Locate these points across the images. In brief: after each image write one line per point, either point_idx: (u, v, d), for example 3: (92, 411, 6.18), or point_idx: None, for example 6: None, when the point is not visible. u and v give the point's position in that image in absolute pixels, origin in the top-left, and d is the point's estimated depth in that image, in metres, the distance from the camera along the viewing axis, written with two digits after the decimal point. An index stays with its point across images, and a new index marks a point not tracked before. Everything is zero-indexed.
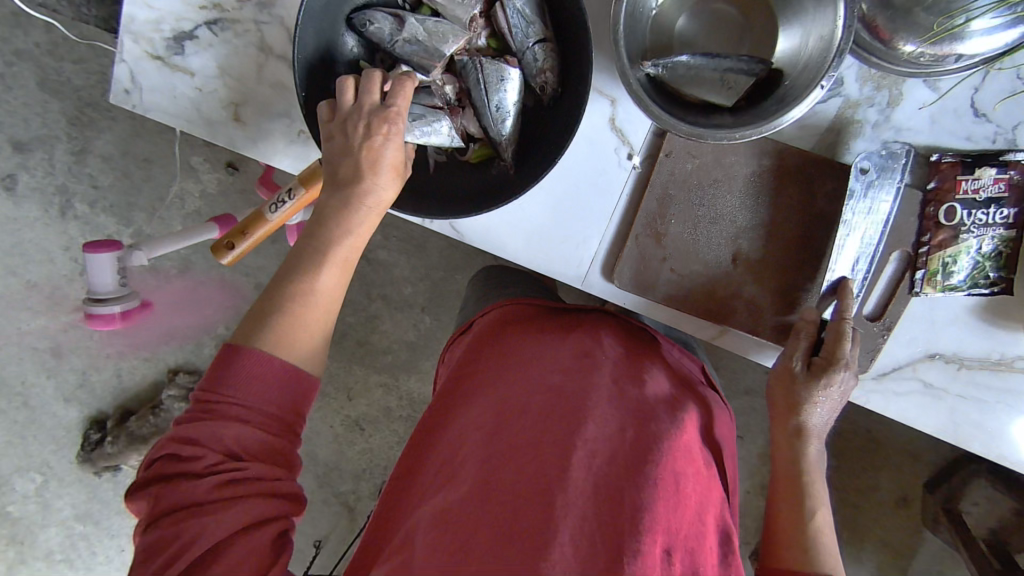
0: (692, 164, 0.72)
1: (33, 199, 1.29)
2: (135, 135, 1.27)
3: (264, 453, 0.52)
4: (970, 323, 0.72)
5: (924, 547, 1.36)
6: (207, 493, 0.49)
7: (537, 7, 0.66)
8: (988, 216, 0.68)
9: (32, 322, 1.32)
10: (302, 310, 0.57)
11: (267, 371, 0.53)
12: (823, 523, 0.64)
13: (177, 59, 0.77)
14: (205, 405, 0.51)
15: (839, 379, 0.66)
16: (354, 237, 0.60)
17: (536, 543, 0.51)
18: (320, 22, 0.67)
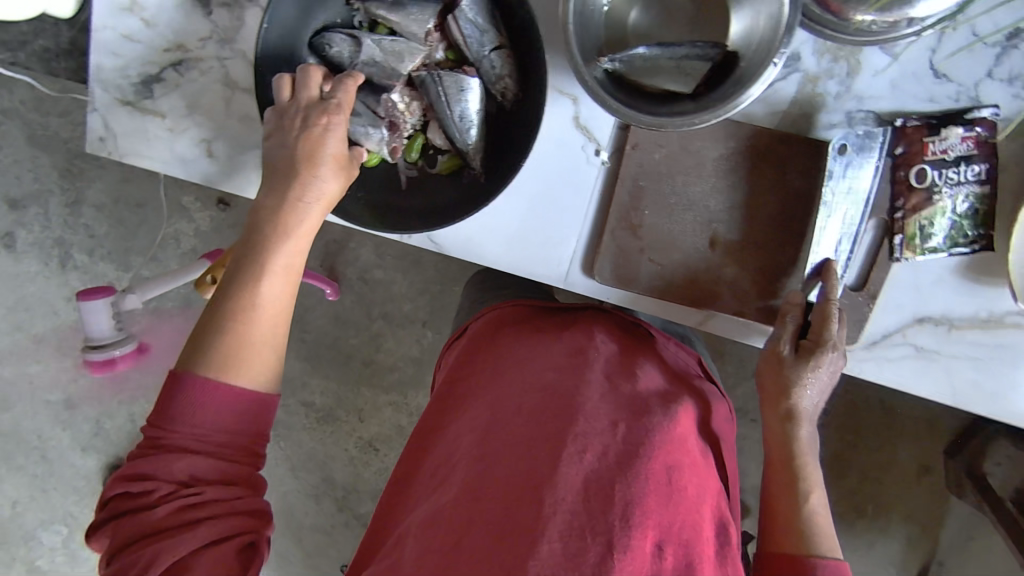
0: (659, 154, 0.72)
1: (32, 254, 1.32)
2: (125, 181, 1.30)
3: (222, 478, 0.55)
4: (955, 283, 0.71)
5: (951, 514, 1.35)
6: (173, 515, 0.52)
7: (489, 16, 0.67)
8: (960, 174, 0.68)
9: (42, 375, 1.34)
10: (257, 322, 0.59)
11: (217, 391, 0.56)
12: (817, 506, 0.64)
13: (147, 102, 0.78)
14: (156, 434, 0.55)
15: (827, 359, 0.67)
16: (295, 242, 0.62)
17: (526, 541, 0.53)
18: (278, 50, 0.69)
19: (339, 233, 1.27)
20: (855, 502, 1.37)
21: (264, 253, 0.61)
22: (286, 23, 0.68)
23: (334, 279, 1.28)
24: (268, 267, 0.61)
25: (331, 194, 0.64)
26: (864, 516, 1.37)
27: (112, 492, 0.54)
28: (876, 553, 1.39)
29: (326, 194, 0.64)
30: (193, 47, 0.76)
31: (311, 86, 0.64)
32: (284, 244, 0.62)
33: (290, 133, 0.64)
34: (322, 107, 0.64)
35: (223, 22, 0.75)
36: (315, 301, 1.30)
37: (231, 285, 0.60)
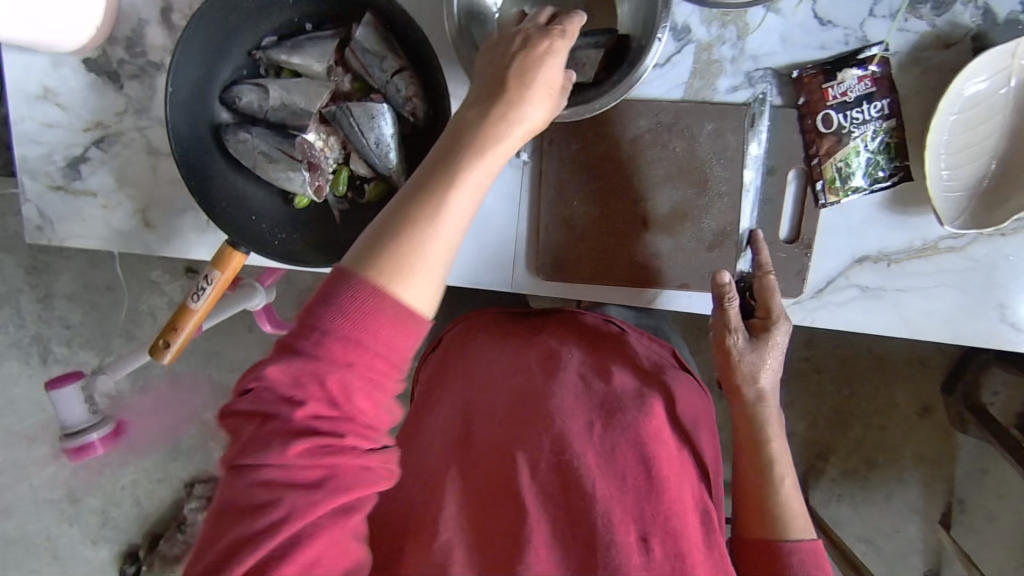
0: (575, 144, 0.74)
1: (12, 354, 1.33)
2: (91, 266, 1.30)
3: (347, 412, 0.46)
4: (884, 218, 0.73)
5: (961, 450, 1.35)
6: (285, 437, 0.45)
7: (385, 42, 0.69)
8: (864, 113, 0.70)
9: (41, 474, 1.34)
10: (422, 247, 0.49)
11: (384, 304, 0.47)
12: (787, 489, 0.64)
13: (77, 183, 0.80)
14: (356, 339, 0.46)
15: (779, 336, 0.68)
16: (487, 160, 0.52)
17: (513, 551, 0.55)
18: (190, 110, 0.70)
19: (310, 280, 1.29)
20: (865, 455, 1.37)
21: (452, 151, 0.51)
22: (193, 82, 0.70)
23: None
24: (461, 181, 0.51)
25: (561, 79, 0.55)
26: (876, 468, 1.37)
27: (279, 376, 0.46)
28: (897, 503, 1.38)
29: (556, 79, 0.54)
30: (112, 122, 0.78)
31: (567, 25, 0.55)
32: (479, 140, 0.51)
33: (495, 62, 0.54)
34: (559, 29, 0.54)
35: (136, 93, 0.77)
36: None
37: (409, 201, 0.51)
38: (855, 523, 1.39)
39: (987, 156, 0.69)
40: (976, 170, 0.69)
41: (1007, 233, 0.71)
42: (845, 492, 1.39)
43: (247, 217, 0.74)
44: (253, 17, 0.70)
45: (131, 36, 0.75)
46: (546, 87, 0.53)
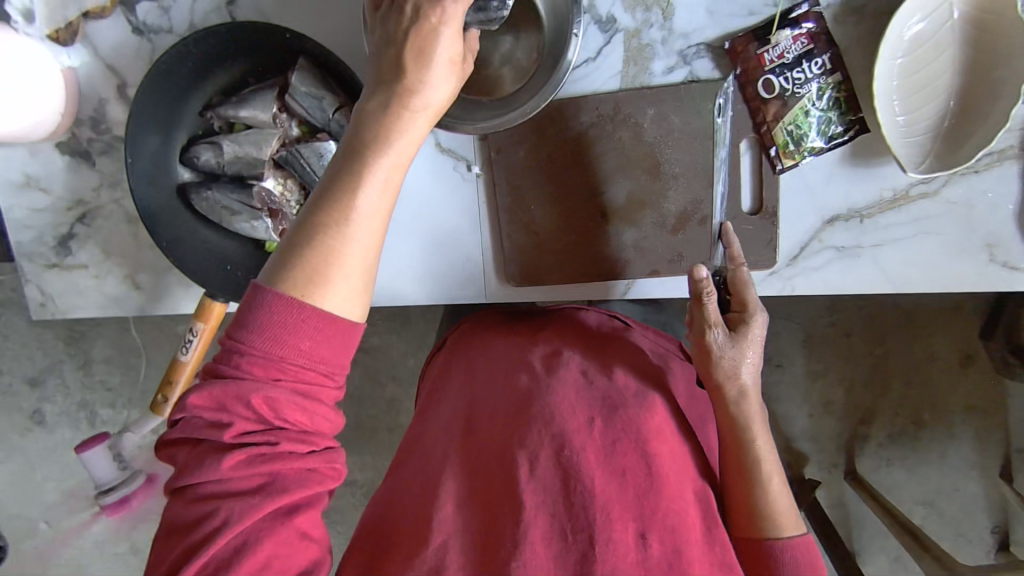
0: (522, 149, 0.74)
1: (64, 423, 1.41)
2: (123, 328, 1.37)
3: (269, 418, 0.47)
4: (846, 174, 0.70)
5: (1011, 397, 1.28)
6: (216, 454, 0.47)
7: (320, 84, 0.71)
8: (805, 72, 0.68)
9: (112, 527, 1.45)
10: (336, 245, 0.49)
11: (293, 310, 0.47)
12: (777, 488, 0.61)
13: (69, 259, 0.84)
14: (275, 358, 0.47)
15: (757, 325, 0.65)
16: (394, 145, 0.51)
17: (507, 549, 0.52)
18: (153, 178, 0.74)
19: None
20: (910, 414, 1.32)
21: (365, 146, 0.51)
22: (151, 152, 0.74)
23: None
24: (373, 169, 0.50)
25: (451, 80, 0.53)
26: (924, 426, 1.31)
27: (200, 402, 0.48)
28: (951, 460, 1.32)
29: (442, 79, 0.52)
30: (91, 198, 0.83)
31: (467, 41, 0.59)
32: (389, 139, 0.51)
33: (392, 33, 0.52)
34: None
35: (108, 167, 0.81)
36: None
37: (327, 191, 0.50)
38: (910, 486, 1.34)
39: (943, 95, 0.67)
40: (934, 111, 0.67)
41: (981, 170, 0.68)
42: (896, 455, 1.33)
43: (223, 269, 0.77)
44: (197, 80, 0.73)
45: (95, 116, 0.79)
46: (434, 85, 0.52)
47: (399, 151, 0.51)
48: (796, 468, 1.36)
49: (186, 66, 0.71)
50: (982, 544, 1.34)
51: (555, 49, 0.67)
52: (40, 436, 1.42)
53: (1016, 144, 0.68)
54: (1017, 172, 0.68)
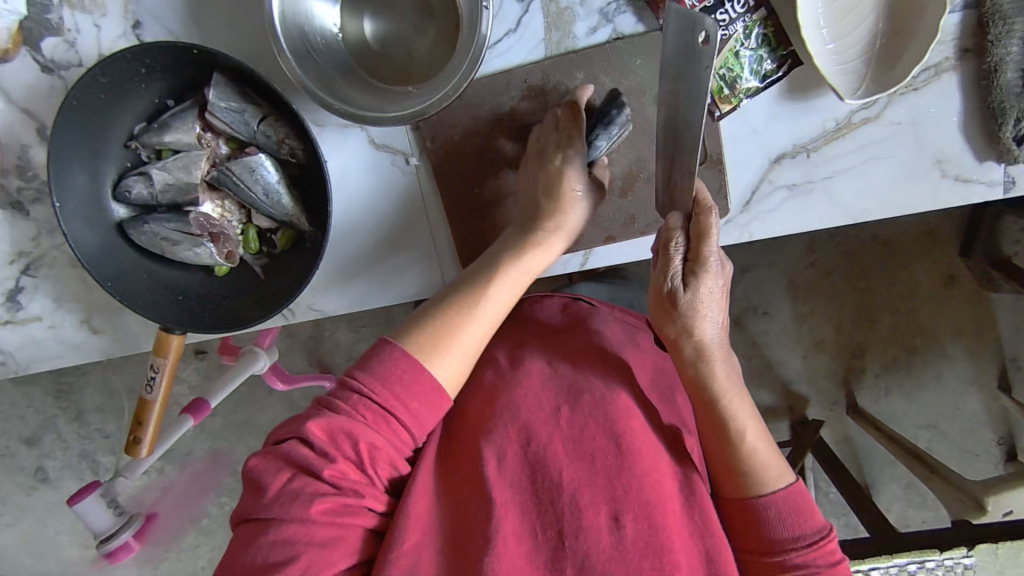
0: (457, 134, 0.73)
1: (66, 476, 1.40)
2: (109, 374, 1.36)
3: (365, 464, 0.54)
4: (786, 110, 0.69)
5: (998, 309, 1.29)
6: (308, 491, 0.51)
7: (239, 96, 0.69)
8: (729, 12, 0.67)
9: (130, 571, 1.45)
10: (455, 341, 0.61)
11: (418, 376, 0.57)
12: (755, 442, 0.61)
13: (20, 313, 0.81)
14: (389, 408, 0.56)
15: (711, 274, 0.61)
16: (518, 265, 0.66)
17: (478, 545, 0.53)
18: (85, 217, 0.72)
19: (310, 328, 1.34)
20: (902, 341, 1.31)
21: (500, 267, 0.66)
22: (79, 190, 0.71)
23: (325, 370, 1.34)
24: (496, 280, 0.65)
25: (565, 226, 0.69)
26: (916, 349, 1.31)
27: (308, 438, 0.53)
28: (948, 381, 1.32)
29: (569, 226, 0.69)
30: (31, 248, 0.80)
31: (538, 136, 0.70)
32: (513, 262, 0.66)
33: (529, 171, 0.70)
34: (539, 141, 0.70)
35: (44, 215, 0.79)
36: None
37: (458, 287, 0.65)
38: (912, 412, 1.34)
39: (872, 16, 0.66)
40: (863, 33, 0.66)
41: (919, 87, 0.67)
42: (892, 383, 1.33)
43: (177, 302, 0.75)
44: (114, 110, 0.70)
45: (20, 164, 0.77)
46: (563, 233, 0.69)
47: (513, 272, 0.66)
48: (798, 411, 1.35)
49: (97, 98, 0.68)
50: (989, 458, 1.33)
51: (472, 21, 0.65)
52: (43, 493, 1.41)
53: (951, 56, 0.66)
54: (956, 84, 0.67)
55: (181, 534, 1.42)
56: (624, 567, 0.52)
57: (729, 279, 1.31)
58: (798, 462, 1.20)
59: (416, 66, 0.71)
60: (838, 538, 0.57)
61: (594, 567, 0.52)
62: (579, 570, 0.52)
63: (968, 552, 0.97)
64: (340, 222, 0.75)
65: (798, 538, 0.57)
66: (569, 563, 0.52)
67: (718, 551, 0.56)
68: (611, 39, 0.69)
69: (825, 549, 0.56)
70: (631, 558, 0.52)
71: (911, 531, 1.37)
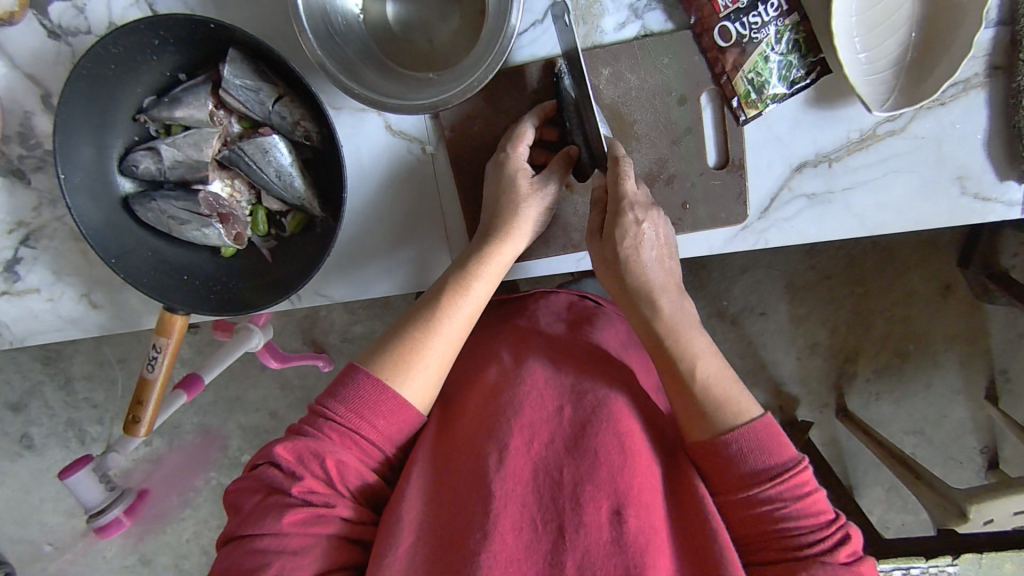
0: (477, 124, 0.72)
1: (52, 444, 1.39)
2: (100, 344, 1.34)
3: (332, 482, 0.54)
4: (811, 118, 0.68)
5: (992, 321, 1.30)
6: (278, 508, 0.52)
7: (255, 74, 0.67)
8: (762, 15, 0.65)
9: (114, 542, 1.44)
10: (423, 356, 0.61)
11: (380, 391, 0.58)
12: (707, 375, 0.61)
13: (18, 285, 0.79)
14: (356, 430, 0.57)
15: (630, 220, 0.64)
16: (485, 279, 0.65)
17: (477, 539, 0.52)
18: (90, 192, 0.70)
19: (307, 308, 1.32)
20: (896, 347, 1.32)
21: (464, 277, 0.65)
22: (85, 163, 0.69)
23: (320, 351, 1.33)
24: (466, 292, 0.65)
25: (535, 229, 0.68)
26: (909, 357, 1.33)
27: (275, 458, 0.54)
28: (938, 389, 1.34)
29: (531, 226, 0.67)
30: (32, 218, 0.78)
31: (518, 149, 0.67)
32: (479, 276, 0.65)
33: (500, 183, 0.67)
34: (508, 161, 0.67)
35: (45, 185, 0.76)
36: (315, 379, 1.36)
37: (425, 299, 0.65)
38: (900, 418, 1.36)
39: (904, 28, 0.65)
40: (896, 44, 0.65)
41: (947, 102, 0.67)
42: (882, 388, 1.35)
43: (182, 284, 0.73)
44: (123, 81, 0.68)
45: (22, 130, 0.74)
46: (525, 234, 0.67)
47: (481, 285, 0.65)
48: (789, 412, 1.37)
49: (107, 68, 0.66)
50: (971, 466, 1.36)
51: (500, 9, 0.64)
52: (29, 460, 1.39)
53: (981, 72, 0.66)
54: (984, 101, 0.66)
55: (167, 507, 1.41)
56: (624, 563, 0.51)
57: (730, 278, 1.31)
58: None
59: (439, 52, 0.69)
60: (809, 466, 0.56)
61: (593, 563, 0.51)
62: (578, 565, 0.51)
63: (952, 561, 0.98)
64: (351, 209, 0.74)
65: (769, 470, 0.56)
66: (569, 557, 0.51)
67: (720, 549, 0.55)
68: (638, 36, 0.68)
69: (797, 481, 0.55)
70: (632, 553, 0.52)
71: (891, 533, 1.40)
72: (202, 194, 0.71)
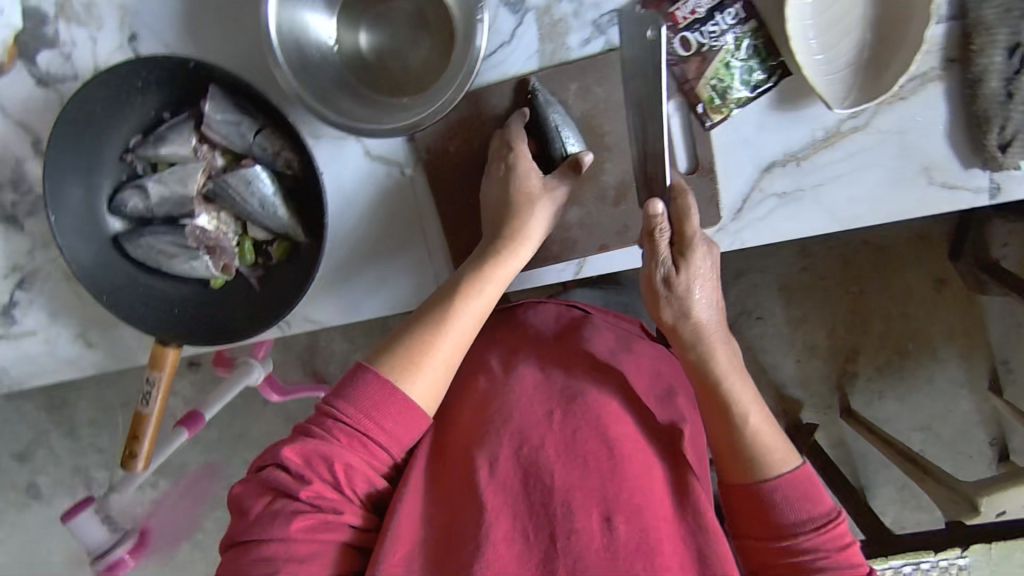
0: (451, 144, 0.74)
1: (58, 491, 1.39)
2: (104, 388, 1.35)
3: (341, 484, 0.55)
4: (776, 119, 0.70)
5: (988, 312, 1.30)
6: (283, 513, 0.53)
7: (236, 108, 0.70)
8: (719, 23, 0.68)
9: None
10: (431, 356, 0.62)
11: (388, 392, 0.59)
12: (757, 423, 0.61)
13: (14, 328, 0.81)
14: (362, 431, 0.58)
15: (699, 256, 0.63)
16: (490, 282, 0.66)
17: (470, 550, 0.53)
18: (80, 231, 0.72)
19: (306, 338, 1.34)
20: (896, 344, 1.32)
21: (471, 279, 0.66)
22: (75, 204, 0.71)
23: (321, 380, 1.34)
24: (471, 294, 0.65)
25: (537, 234, 0.70)
26: (910, 354, 1.33)
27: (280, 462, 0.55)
28: (941, 384, 1.34)
29: (534, 231, 0.69)
30: (26, 261, 0.79)
31: (519, 150, 0.69)
32: (484, 279, 0.66)
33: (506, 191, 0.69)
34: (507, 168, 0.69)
35: (38, 229, 0.79)
36: None
37: (431, 301, 0.66)
38: (905, 416, 1.35)
39: (858, 28, 0.67)
40: (851, 44, 0.67)
41: (906, 96, 0.69)
42: (886, 387, 1.35)
43: (173, 317, 0.75)
44: (110, 122, 0.71)
45: (15, 177, 0.77)
46: (529, 239, 0.69)
47: (487, 288, 0.66)
48: (793, 416, 1.36)
49: (94, 111, 0.69)
50: (982, 461, 1.35)
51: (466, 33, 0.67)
52: (36, 509, 1.39)
53: (937, 66, 0.68)
54: (942, 93, 0.68)
55: (175, 549, 1.40)
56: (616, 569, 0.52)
57: (725, 285, 1.32)
58: None
59: (413, 78, 0.71)
60: (846, 519, 0.58)
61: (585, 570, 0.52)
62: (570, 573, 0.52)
63: (963, 553, 0.96)
64: (334, 232, 0.76)
65: (810, 522, 0.57)
66: (562, 564, 0.52)
67: (714, 553, 0.56)
68: (602, 50, 0.71)
69: (837, 532, 0.57)
70: (623, 560, 0.52)
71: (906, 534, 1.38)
72: (188, 228, 0.74)
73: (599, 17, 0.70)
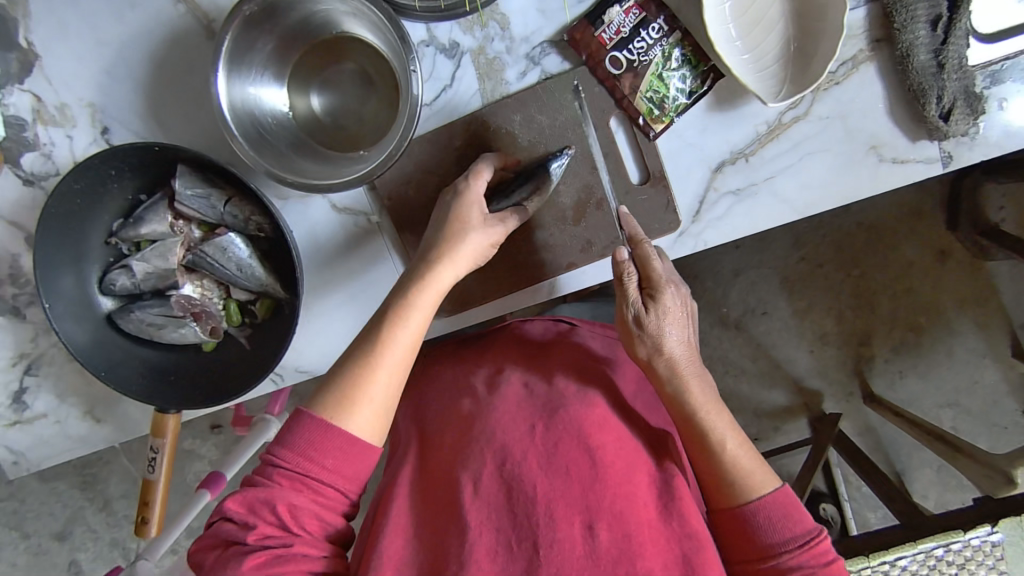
0: (408, 187, 0.77)
1: (100, 567, 1.42)
2: (132, 461, 1.39)
3: (285, 526, 0.56)
4: (717, 120, 0.72)
5: (998, 278, 1.28)
6: (235, 559, 0.55)
7: (204, 182, 0.73)
8: (646, 39, 0.71)
9: None
10: (366, 392, 0.61)
11: (324, 432, 0.59)
12: (737, 451, 0.62)
13: (26, 413, 0.85)
14: (302, 472, 0.58)
15: (667, 299, 0.65)
16: (422, 306, 0.65)
17: (455, 567, 0.54)
18: (75, 314, 0.76)
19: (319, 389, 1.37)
20: (908, 322, 1.31)
21: (402, 305, 0.64)
22: (67, 291, 0.76)
23: None
24: (401, 322, 0.64)
25: (479, 256, 0.68)
26: (924, 330, 1.30)
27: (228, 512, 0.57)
28: (960, 356, 1.31)
29: (474, 249, 0.67)
30: (31, 349, 0.84)
31: (477, 180, 0.68)
32: (415, 303, 0.64)
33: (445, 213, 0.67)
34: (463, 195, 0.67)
35: (39, 317, 0.83)
36: None
37: (364, 332, 0.64)
38: (930, 394, 1.32)
39: (781, 23, 0.69)
40: (777, 39, 0.69)
41: (841, 80, 0.70)
42: (905, 366, 1.32)
43: (170, 383, 0.78)
44: (90, 210, 0.75)
45: (12, 272, 0.82)
46: (466, 257, 0.67)
47: (420, 313, 0.64)
48: (813, 407, 1.34)
49: (74, 202, 0.73)
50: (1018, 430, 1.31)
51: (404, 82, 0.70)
52: None
53: (864, 48, 0.69)
54: (876, 73, 0.70)
55: None
56: None
57: (725, 284, 1.31)
58: (818, 458, 1.18)
59: (367, 131, 0.75)
60: (828, 537, 0.58)
61: None
62: None
63: (992, 528, 0.87)
64: (312, 282, 0.79)
65: (791, 540, 0.58)
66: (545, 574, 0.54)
67: (698, 554, 0.56)
68: (540, 79, 0.74)
69: (818, 550, 0.57)
70: (604, 565, 0.54)
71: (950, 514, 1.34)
72: (175, 299, 0.77)
73: (534, 49, 0.73)
